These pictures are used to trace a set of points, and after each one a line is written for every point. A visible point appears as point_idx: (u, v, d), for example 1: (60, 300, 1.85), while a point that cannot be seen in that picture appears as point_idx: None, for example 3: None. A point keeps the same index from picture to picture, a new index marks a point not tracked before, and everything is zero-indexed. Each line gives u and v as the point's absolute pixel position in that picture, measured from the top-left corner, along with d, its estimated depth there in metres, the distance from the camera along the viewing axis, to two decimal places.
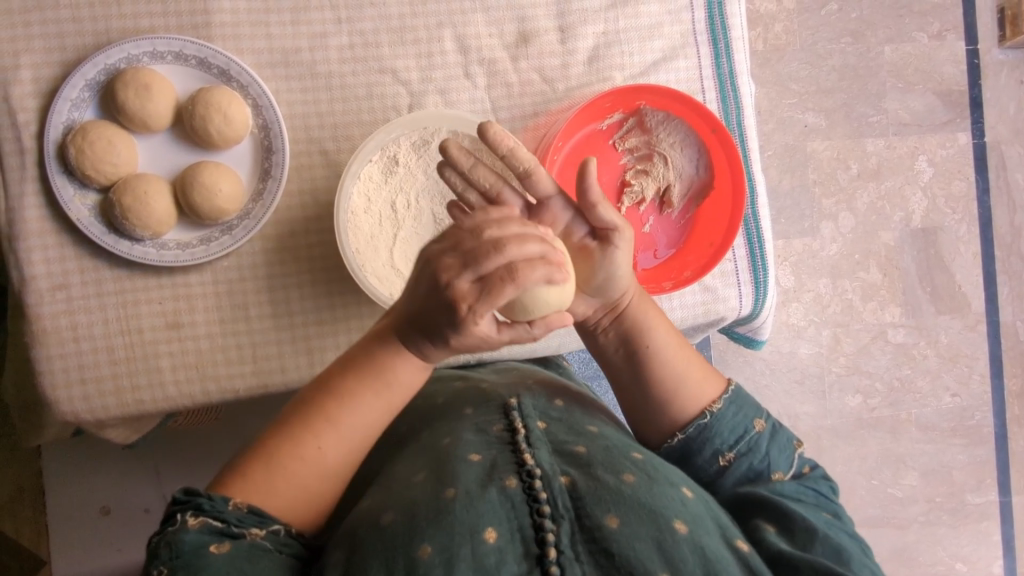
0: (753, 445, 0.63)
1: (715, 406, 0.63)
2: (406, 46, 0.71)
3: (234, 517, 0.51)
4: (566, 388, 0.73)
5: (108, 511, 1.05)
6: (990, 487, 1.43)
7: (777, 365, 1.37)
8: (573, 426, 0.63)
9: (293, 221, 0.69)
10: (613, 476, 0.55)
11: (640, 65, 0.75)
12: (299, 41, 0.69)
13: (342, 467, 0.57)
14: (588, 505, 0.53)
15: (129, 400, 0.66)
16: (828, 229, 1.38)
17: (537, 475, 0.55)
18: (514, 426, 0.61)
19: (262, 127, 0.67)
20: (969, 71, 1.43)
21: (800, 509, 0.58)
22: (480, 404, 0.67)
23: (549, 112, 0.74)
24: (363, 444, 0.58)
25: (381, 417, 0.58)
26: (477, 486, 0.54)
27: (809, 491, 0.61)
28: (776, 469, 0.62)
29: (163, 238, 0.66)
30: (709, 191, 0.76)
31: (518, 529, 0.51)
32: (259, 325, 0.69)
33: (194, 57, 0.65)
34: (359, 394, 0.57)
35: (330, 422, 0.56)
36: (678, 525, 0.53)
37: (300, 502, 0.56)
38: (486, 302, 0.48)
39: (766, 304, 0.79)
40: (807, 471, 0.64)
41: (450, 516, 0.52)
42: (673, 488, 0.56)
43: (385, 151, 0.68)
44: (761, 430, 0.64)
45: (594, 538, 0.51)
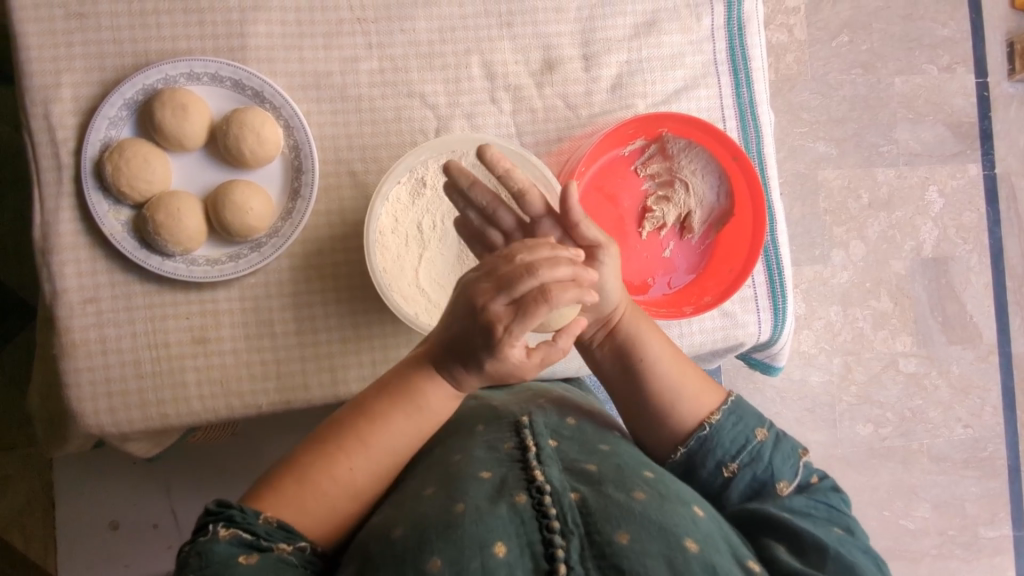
0: (755, 454, 0.62)
1: (714, 416, 0.63)
2: (434, 71, 0.73)
3: (263, 530, 0.52)
4: (581, 403, 0.72)
5: (116, 526, 1.05)
6: (1003, 521, 1.41)
7: (787, 393, 1.37)
8: (584, 445, 0.62)
9: (320, 240, 0.70)
10: (622, 493, 0.55)
11: (662, 94, 0.76)
12: (331, 65, 0.70)
13: (367, 487, 0.58)
14: (599, 521, 0.52)
15: (154, 414, 0.67)
16: (840, 257, 1.39)
17: (546, 491, 0.54)
18: (525, 444, 0.60)
19: (293, 147, 0.69)
20: (978, 104, 1.45)
21: (810, 526, 0.57)
22: (491, 421, 0.66)
23: (573, 137, 0.75)
24: (390, 466, 0.59)
25: (412, 440, 0.60)
26: (486, 501, 0.54)
27: (820, 505, 0.59)
28: (780, 478, 0.61)
29: (192, 254, 0.67)
30: (729, 218, 0.76)
31: (528, 545, 0.51)
32: (283, 341, 0.69)
33: (229, 79, 0.67)
34: (393, 417, 0.58)
35: (364, 444, 0.58)
36: (689, 543, 0.53)
37: (328, 518, 0.57)
38: (523, 327, 0.50)
39: (784, 330, 0.79)
40: (816, 480, 0.62)
41: (459, 529, 0.52)
42: (685, 506, 0.56)
43: (413, 173, 0.69)
44: (764, 439, 0.62)
45: (603, 554, 0.51)
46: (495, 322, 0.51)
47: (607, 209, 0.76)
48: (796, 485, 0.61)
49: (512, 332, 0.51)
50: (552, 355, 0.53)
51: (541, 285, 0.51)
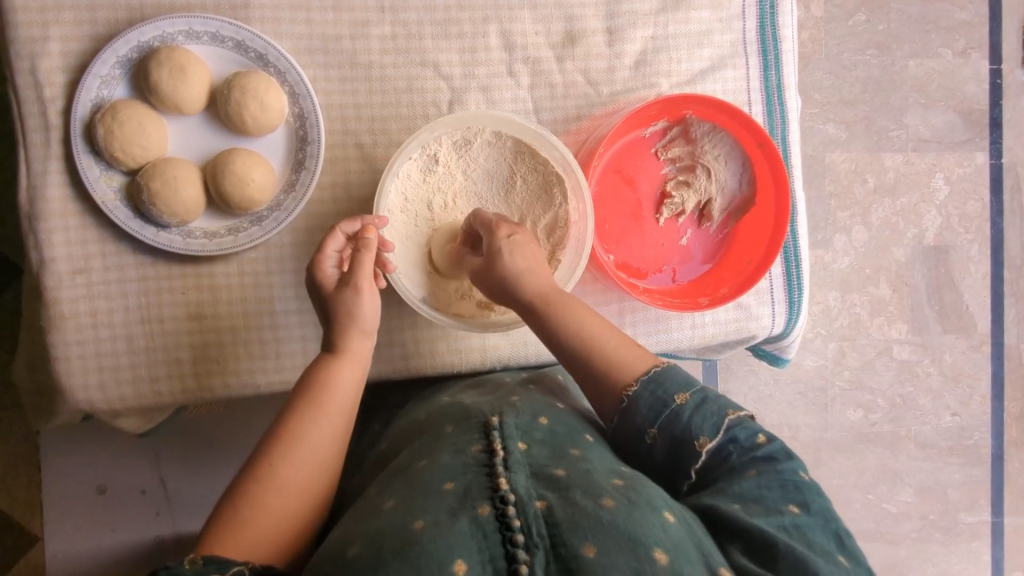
0: (673, 418, 0.55)
1: (631, 389, 0.57)
2: (450, 40, 0.68)
3: (189, 572, 0.45)
4: (551, 402, 0.63)
5: (103, 491, 1.03)
6: (983, 507, 1.43)
7: (781, 376, 1.37)
8: (555, 448, 0.54)
9: (325, 215, 0.67)
10: (591, 501, 0.47)
11: (687, 73, 0.73)
12: (340, 28, 0.66)
13: (305, 490, 0.55)
14: (565, 532, 0.45)
15: (147, 391, 0.64)
16: (842, 242, 1.37)
17: (511, 501, 0.46)
18: (493, 447, 0.52)
19: (298, 116, 0.65)
20: (991, 91, 1.41)
21: (756, 513, 0.50)
22: (461, 421, 0.59)
23: (593, 116, 0.71)
24: (324, 458, 0.57)
25: (335, 425, 0.58)
26: (447, 515, 0.46)
27: (770, 482, 0.52)
28: (700, 435, 0.55)
29: (189, 226, 0.64)
30: (750, 207, 0.73)
31: (490, 561, 0.44)
32: (283, 319, 0.66)
33: (231, 39, 0.63)
34: (301, 409, 0.57)
35: (283, 442, 0.56)
36: (659, 554, 0.45)
37: (273, 535, 0.52)
38: (351, 266, 0.59)
39: (798, 324, 0.77)
40: (762, 443, 0.55)
41: (416, 548, 0.44)
42: (655, 512, 0.47)
43: (425, 149, 0.64)
44: (684, 403, 0.56)
45: (568, 568, 0.44)
46: (329, 281, 0.60)
47: (624, 192, 0.73)
48: (730, 445, 0.54)
49: (347, 275, 0.60)
50: (343, 294, 0.59)
51: (346, 237, 0.62)
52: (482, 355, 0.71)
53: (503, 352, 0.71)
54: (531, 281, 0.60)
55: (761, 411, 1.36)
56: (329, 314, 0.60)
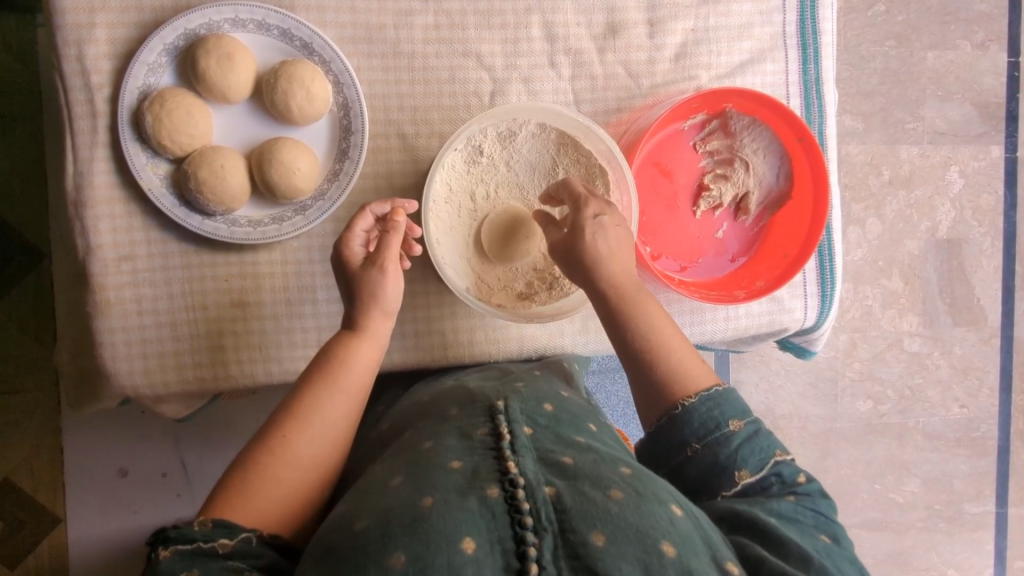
0: (722, 441, 0.56)
1: (689, 399, 0.58)
2: (492, 30, 0.68)
3: (200, 535, 0.47)
4: (556, 391, 0.64)
5: (125, 474, 1.04)
6: (988, 498, 1.45)
7: (793, 367, 1.38)
8: (560, 436, 0.55)
9: (365, 204, 0.67)
10: (599, 490, 0.48)
11: (727, 66, 0.73)
12: (383, 17, 0.66)
13: (311, 464, 0.56)
14: (574, 519, 0.45)
15: (189, 377, 0.65)
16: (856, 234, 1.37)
17: (520, 484, 0.47)
18: (499, 431, 0.54)
19: (343, 105, 0.65)
20: (1008, 84, 1.41)
21: (795, 535, 0.51)
22: (467, 404, 0.60)
23: (633, 108, 0.72)
24: (335, 434, 0.58)
25: (348, 402, 0.59)
26: (456, 495, 0.47)
27: (806, 512, 0.54)
28: (742, 467, 0.55)
29: (234, 214, 0.64)
30: (787, 201, 0.73)
31: (498, 541, 0.44)
32: (324, 308, 0.67)
33: (277, 28, 0.63)
34: (317, 385, 0.58)
35: (295, 414, 0.57)
36: (667, 547, 0.45)
37: (277, 503, 0.53)
38: (377, 246, 0.60)
39: (829, 317, 0.78)
40: (801, 482, 0.56)
41: (425, 524, 0.45)
42: (662, 505, 0.48)
43: (470, 140, 0.64)
44: (737, 430, 0.56)
45: (577, 554, 0.44)
46: (355, 259, 0.61)
47: (662, 184, 0.73)
48: (772, 478, 0.56)
49: (372, 254, 0.61)
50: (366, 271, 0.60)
51: (375, 218, 0.63)
52: (519, 346, 0.71)
53: (540, 341, 0.72)
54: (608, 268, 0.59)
55: (772, 401, 1.37)
56: (352, 292, 0.60)
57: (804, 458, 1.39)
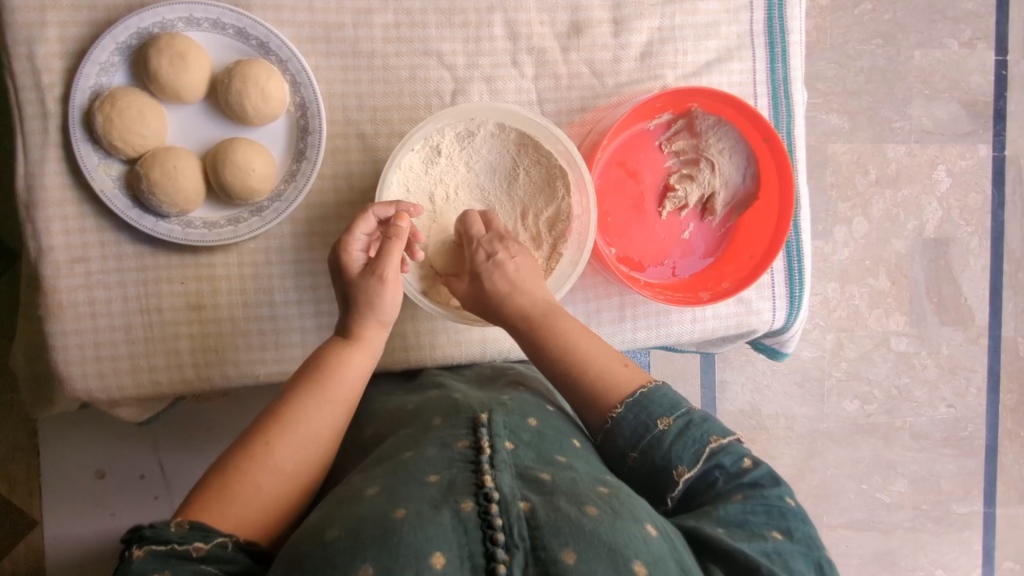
0: (654, 443, 0.55)
1: (614, 412, 0.57)
2: (453, 29, 0.67)
3: (177, 536, 0.46)
4: (543, 404, 0.63)
5: (102, 475, 1.03)
6: (976, 498, 1.45)
7: (779, 367, 1.37)
8: (541, 454, 0.54)
9: (324, 206, 0.66)
10: (574, 506, 0.46)
11: (693, 65, 0.72)
12: (343, 16, 0.65)
13: (295, 474, 0.56)
14: (545, 535, 0.44)
15: (146, 381, 0.64)
16: (842, 233, 1.37)
17: (494, 499, 0.46)
18: (480, 444, 0.52)
19: (300, 105, 0.64)
20: (996, 82, 1.40)
21: (739, 538, 0.50)
22: (449, 415, 0.58)
23: (597, 108, 0.71)
24: (320, 446, 0.57)
25: (335, 414, 0.59)
26: (429, 507, 0.46)
27: (755, 507, 0.52)
28: (680, 464, 0.54)
29: (189, 216, 0.63)
30: (754, 201, 0.72)
31: (468, 557, 0.43)
32: (283, 311, 0.66)
33: (232, 27, 0.62)
34: (306, 392, 0.58)
35: (282, 422, 0.56)
36: (639, 566, 0.44)
37: (258, 513, 0.52)
38: (377, 255, 0.59)
39: (798, 318, 0.77)
40: (746, 469, 0.54)
41: (395, 537, 0.44)
42: (637, 523, 0.47)
43: (428, 141, 0.63)
44: (667, 428, 0.55)
45: (547, 573, 0.43)
46: (354, 265, 0.60)
47: (627, 184, 0.72)
48: (715, 471, 0.54)
49: (373, 262, 0.60)
50: (364, 282, 0.59)
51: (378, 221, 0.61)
52: (481, 348, 0.71)
53: (503, 343, 0.71)
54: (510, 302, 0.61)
55: (759, 401, 1.37)
56: (350, 297, 0.60)
57: (790, 458, 1.38)
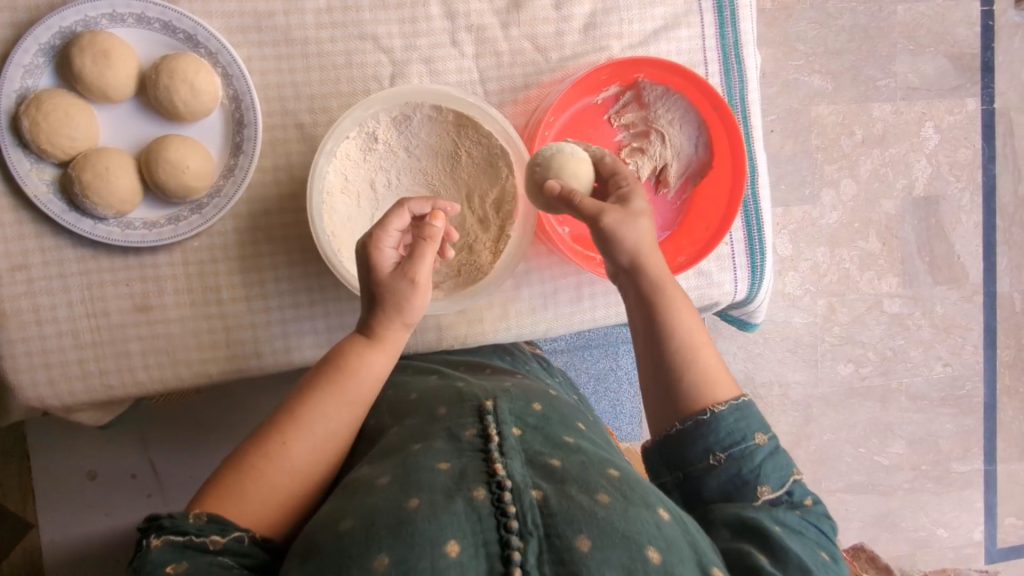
0: (748, 454, 0.58)
1: (719, 407, 0.59)
2: (388, 11, 0.66)
3: (194, 528, 0.50)
4: (545, 393, 0.66)
5: (94, 476, 1.04)
6: (975, 456, 1.44)
7: (771, 334, 1.35)
8: (549, 436, 0.55)
9: (267, 199, 0.66)
10: (587, 495, 0.48)
11: (639, 35, 0.70)
12: (273, 4, 0.64)
13: (310, 472, 0.58)
14: (560, 524, 0.46)
15: (97, 386, 0.64)
16: (830, 196, 1.34)
17: (507, 487, 0.48)
18: (487, 431, 0.54)
19: (233, 98, 0.63)
20: (983, 33, 1.37)
21: (799, 548, 0.53)
22: (455, 404, 0.60)
23: (541, 84, 0.69)
24: (334, 442, 0.59)
25: (349, 412, 0.60)
26: (442, 496, 0.48)
27: (812, 530, 0.56)
28: (765, 482, 0.57)
29: (128, 217, 0.62)
30: (708, 171, 0.71)
31: (482, 545, 0.45)
32: (232, 308, 0.66)
33: (158, 21, 0.61)
34: (322, 391, 0.59)
35: (296, 421, 0.58)
36: (652, 553, 0.46)
37: (273, 509, 0.55)
38: (412, 255, 0.58)
39: (762, 288, 0.76)
40: (810, 504, 0.58)
41: (411, 528, 0.46)
42: (649, 509, 0.49)
43: (362, 128, 0.62)
44: (761, 444, 0.59)
45: (562, 560, 0.44)
46: (384, 265, 0.58)
47: None
48: (784, 497, 0.58)
49: (405, 264, 0.58)
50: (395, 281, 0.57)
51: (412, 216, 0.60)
52: (437, 335, 0.69)
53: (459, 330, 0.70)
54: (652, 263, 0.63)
55: (751, 370, 1.35)
56: (376, 299, 0.58)
57: (785, 425, 1.37)
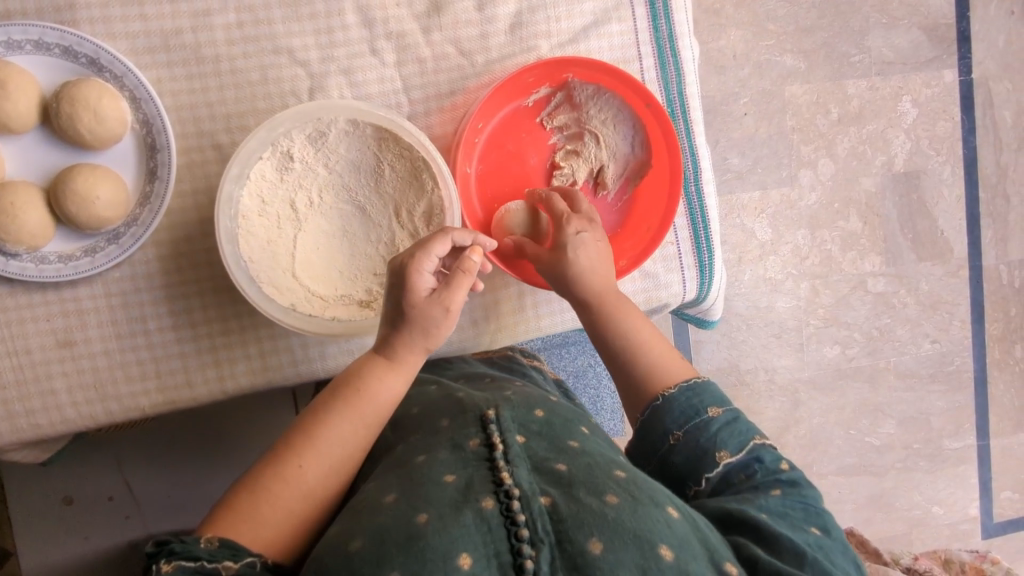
0: (701, 426, 0.58)
1: (669, 389, 0.61)
2: (302, 22, 0.63)
3: (206, 553, 0.49)
4: (543, 397, 0.66)
5: (71, 500, 1.00)
6: (968, 432, 1.41)
7: (754, 320, 1.31)
8: (553, 441, 0.56)
9: (189, 224, 0.63)
10: (595, 498, 0.48)
11: (568, 32, 0.67)
12: (179, 21, 0.61)
13: (323, 495, 0.57)
14: (571, 529, 0.46)
15: (24, 425, 0.62)
16: (808, 177, 1.30)
17: (515, 496, 0.48)
18: (491, 441, 0.54)
19: (143, 122, 0.61)
20: (957, 3, 1.33)
21: (785, 529, 0.53)
22: (456, 416, 0.60)
23: (467, 90, 0.67)
24: (346, 462, 0.58)
25: (363, 432, 0.59)
26: (451, 509, 0.47)
27: (795, 504, 0.56)
28: (723, 448, 0.58)
29: (41, 251, 0.60)
30: (646, 170, 0.71)
31: (495, 555, 0.45)
32: (160, 338, 0.64)
33: (57, 46, 0.58)
34: (336, 410, 0.58)
35: (309, 442, 0.58)
36: (665, 551, 0.46)
37: (285, 532, 0.54)
38: (449, 287, 0.58)
39: (713, 286, 0.74)
40: (784, 469, 0.58)
41: (420, 543, 0.45)
42: (659, 508, 0.49)
43: (276, 147, 0.60)
44: (716, 415, 0.59)
45: (575, 565, 0.45)
46: (421, 289, 0.58)
47: (512, 168, 0.71)
48: (756, 465, 0.58)
49: (441, 292, 0.58)
50: (431, 309, 0.58)
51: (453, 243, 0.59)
52: None
53: None
54: (588, 281, 0.64)
55: (733, 357, 1.31)
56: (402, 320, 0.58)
57: (773, 412, 1.34)
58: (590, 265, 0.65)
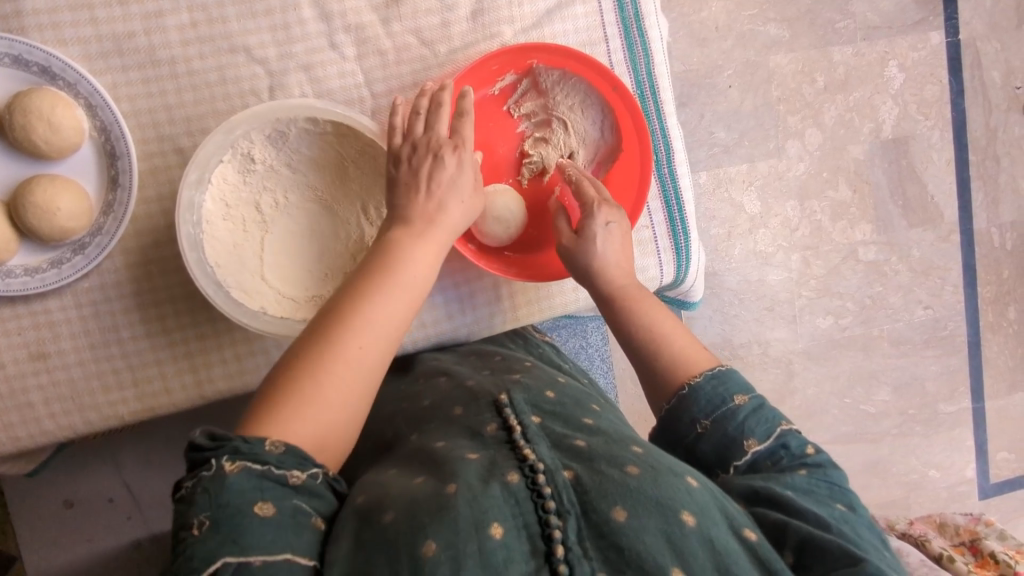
0: (728, 415, 0.58)
1: (694, 380, 0.60)
2: (257, 19, 0.62)
3: (274, 458, 0.47)
4: (553, 379, 0.68)
5: (71, 504, 1.01)
6: (962, 395, 1.41)
7: (745, 294, 1.30)
8: (569, 421, 0.58)
9: (156, 230, 0.63)
10: (616, 469, 0.50)
11: (532, 16, 0.66)
12: (131, 24, 0.60)
13: (378, 375, 0.54)
14: (595, 499, 0.48)
15: (4, 438, 0.62)
16: (795, 148, 1.28)
17: (540, 469, 0.49)
18: (509, 424, 0.56)
19: (101, 129, 0.60)
20: None
21: (810, 503, 0.53)
22: (469, 404, 0.62)
23: (431, 80, 0.65)
24: (397, 335, 0.56)
25: (413, 305, 0.57)
26: (478, 482, 0.49)
27: (820, 483, 0.56)
28: (750, 437, 0.57)
29: (7, 265, 0.60)
30: (617, 155, 0.70)
31: (525, 526, 0.46)
32: (134, 346, 0.64)
33: (7, 55, 0.57)
34: (389, 290, 0.55)
35: (361, 320, 0.54)
36: (687, 516, 0.47)
37: (344, 421, 0.52)
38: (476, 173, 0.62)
39: (690, 269, 0.73)
40: (811, 453, 0.57)
41: (451, 511, 0.46)
42: (677, 477, 0.50)
43: (237, 149, 0.59)
44: (742, 403, 0.58)
45: (601, 533, 0.46)
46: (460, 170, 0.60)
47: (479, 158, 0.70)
48: (782, 450, 0.57)
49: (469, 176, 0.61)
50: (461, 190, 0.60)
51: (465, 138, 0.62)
52: None
53: None
54: (612, 277, 0.65)
55: (725, 332, 1.31)
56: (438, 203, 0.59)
57: (768, 384, 1.34)
58: (616, 261, 0.66)
